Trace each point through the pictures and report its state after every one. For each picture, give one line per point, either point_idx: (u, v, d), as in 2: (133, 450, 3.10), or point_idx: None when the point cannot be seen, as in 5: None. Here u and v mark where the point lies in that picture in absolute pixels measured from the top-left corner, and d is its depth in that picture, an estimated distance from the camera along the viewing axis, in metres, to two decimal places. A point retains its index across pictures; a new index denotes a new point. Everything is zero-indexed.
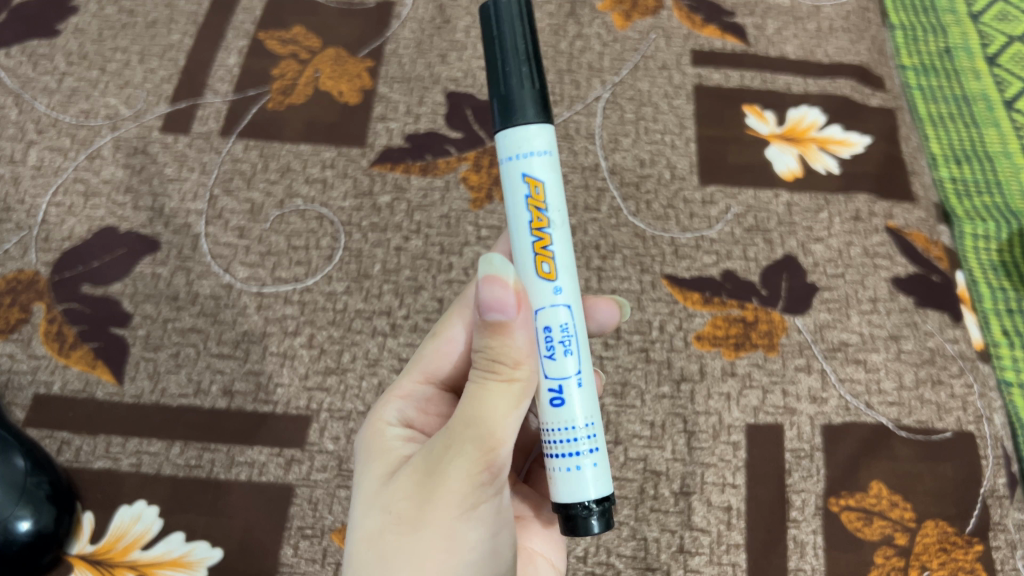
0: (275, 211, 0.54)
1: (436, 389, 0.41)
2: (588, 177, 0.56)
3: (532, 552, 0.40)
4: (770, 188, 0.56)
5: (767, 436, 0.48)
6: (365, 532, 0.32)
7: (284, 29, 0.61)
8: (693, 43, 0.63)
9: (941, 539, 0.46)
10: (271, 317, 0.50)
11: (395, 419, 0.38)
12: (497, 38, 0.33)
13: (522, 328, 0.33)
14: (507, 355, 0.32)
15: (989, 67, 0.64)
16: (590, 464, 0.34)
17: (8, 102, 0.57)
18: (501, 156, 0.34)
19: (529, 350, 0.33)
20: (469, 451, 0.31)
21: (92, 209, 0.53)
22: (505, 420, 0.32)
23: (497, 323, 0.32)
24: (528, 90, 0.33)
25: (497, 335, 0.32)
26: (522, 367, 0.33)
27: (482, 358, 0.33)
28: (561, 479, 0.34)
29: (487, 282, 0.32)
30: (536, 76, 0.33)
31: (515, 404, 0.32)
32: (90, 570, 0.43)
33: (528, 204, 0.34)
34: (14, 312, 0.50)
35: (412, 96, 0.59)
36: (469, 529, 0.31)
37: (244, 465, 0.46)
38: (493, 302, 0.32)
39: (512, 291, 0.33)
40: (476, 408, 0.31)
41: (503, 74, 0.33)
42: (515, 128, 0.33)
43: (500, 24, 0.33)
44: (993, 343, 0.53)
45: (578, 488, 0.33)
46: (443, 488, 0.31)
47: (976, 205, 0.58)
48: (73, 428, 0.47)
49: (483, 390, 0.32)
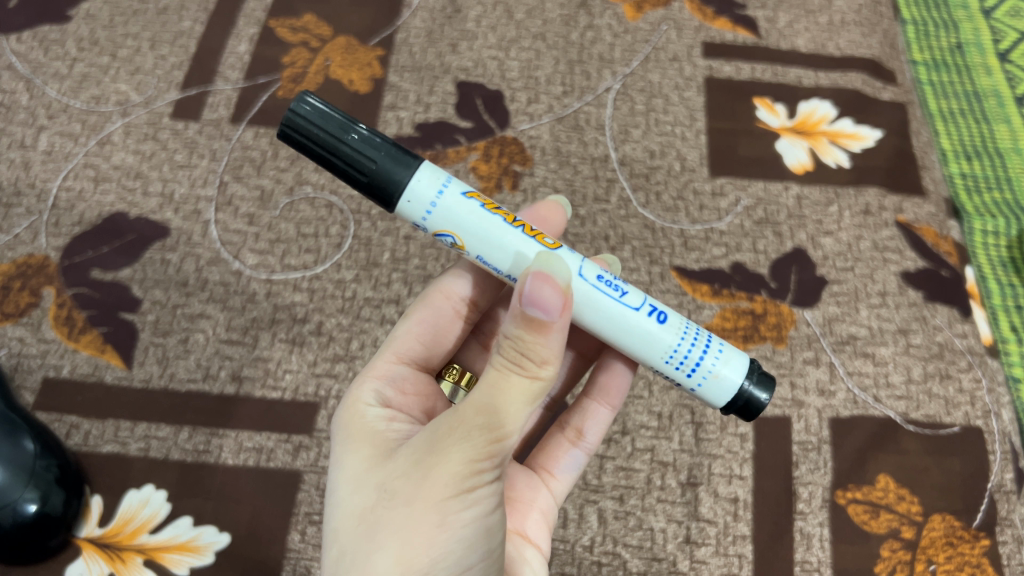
0: (285, 198, 0.54)
1: (410, 369, 0.41)
2: (598, 168, 0.56)
3: (513, 532, 0.40)
4: (781, 180, 0.56)
5: (775, 429, 0.48)
6: (356, 506, 0.32)
7: (295, 17, 0.61)
8: (704, 35, 0.63)
9: (948, 534, 0.46)
10: (281, 305, 0.50)
11: (374, 398, 0.38)
12: (317, 146, 0.33)
13: (561, 329, 0.32)
14: (535, 352, 0.31)
15: (1000, 63, 0.64)
16: (720, 349, 0.36)
17: (20, 87, 0.57)
18: (422, 214, 0.34)
19: (558, 351, 0.32)
20: (474, 438, 0.30)
21: (102, 194, 0.54)
22: (518, 411, 0.31)
23: (536, 320, 0.31)
24: (382, 157, 0.33)
25: (532, 331, 0.31)
26: (548, 366, 0.32)
27: (510, 349, 0.31)
28: (710, 390, 0.35)
29: (537, 280, 0.31)
30: (376, 142, 0.33)
31: (530, 400, 0.31)
32: (98, 554, 0.43)
33: (488, 210, 0.35)
34: (24, 295, 0.50)
35: (422, 85, 0.59)
36: (464, 511, 0.31)
37: (252, 451, 0.46)
38: (537, 299, 0.31)
39: (560, 295, 0.31)
40: (489, 397, 0.31)
41: (353, 168, 0.33)
42: (405, 191, 0.34)
43: (307, 126, 0.33)
44: (1002, 339, 0.52)
45: (729, 371, 0.35)
46: (442, 469, 0.30)
47: (986, 202, 0.58)
48: (83, 412, 0.47)
49: (505, 381, 0.31)
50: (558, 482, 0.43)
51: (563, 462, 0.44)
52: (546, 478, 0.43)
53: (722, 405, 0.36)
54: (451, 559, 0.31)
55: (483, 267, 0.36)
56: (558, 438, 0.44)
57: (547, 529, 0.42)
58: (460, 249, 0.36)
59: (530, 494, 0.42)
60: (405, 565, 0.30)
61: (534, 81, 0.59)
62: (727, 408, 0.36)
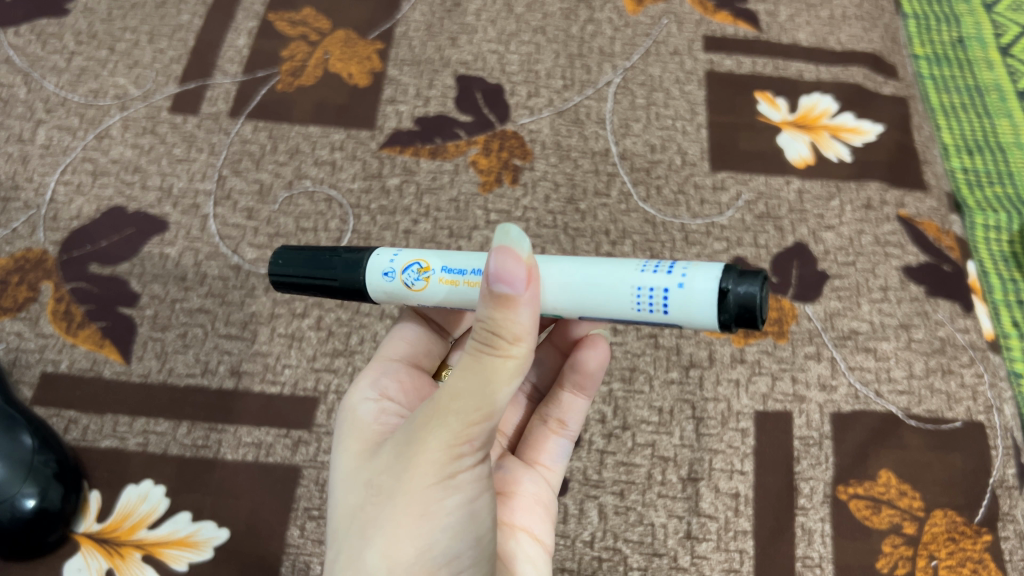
0: (284, 192, 0.54)
1: (402, 363, 0.41)
2: (598, 162, 0.56)
3: (514, 527, 0.40)
4: (781, 174, 0.56)
5: (776, 423, 0.48)
6: (348, 503, 0.32)
7: (294, 11, 0.61)
8: (705, 29, 0.62)
9: (950, 529, 0.46)
10: (280, 299, 0.50)
11: (371, 390, 0.38)
12: (294, 286, 0.37)
13: (529, 301, 0.30)
14: (507, 329, 0.29)
15: (1002, 57, 0.63)
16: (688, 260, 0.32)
17: (17, 81, 0.57)
18: (384, 270, 0.35)
19: (532, 326, 0.30)
20: (449, 425, 0.30)
21: (100, 188, 0.53)
22: (496, 391, 0.30)
23: (502, 296, 0.29)
24: (342, 273, 0.36)
25: (500, 308, 0.29)
26: (521, 343, 0.30)
27: (481, 330, 0.30)
28: (694, 283, 0.31)
29: (500, 253, 0.29)
30: (337, 262, 0.36)
31: (509, 379, 0.30)
32: (96, 549, 0.43)
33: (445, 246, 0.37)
34: (22, 289, 0.50)
35: (421, 79, 0.59)
36: (446, 498, 0.30)
37: (251, 446, 0.46)
38: (502, 273, 0.29)
39: (524, 266, 0.29)
40: (463, 382, 0.30)
41: (327, 292, 0.36)
42: (369, 283, 0.36)
43: (276, 278, 0.36)
44: (1004, 334, 0.52)
45: (703, 270, 0.31)
46: (422, 459, 0.30)
47: (987, 196, 0.57)
48: (80, 407, 0.47)
49: (476, 363, 0.30)
50: (552, 472, 0.44)
51: (555, 452, 0.44)
52: (540, 470, 0.44)
53: (715, 308, 0.30)
54: (437, 550, 0.30)
55: (450, 279, 0.34)
56: (542, 431, 0.45)
57: (552, 523, 0.42)
58: (426, 274, 0.35)
59: (528, 488, 0.42)
60: (391, 560, 0.30)
61: (534, 75, 0.59)
62: (723, 310, 0.30)
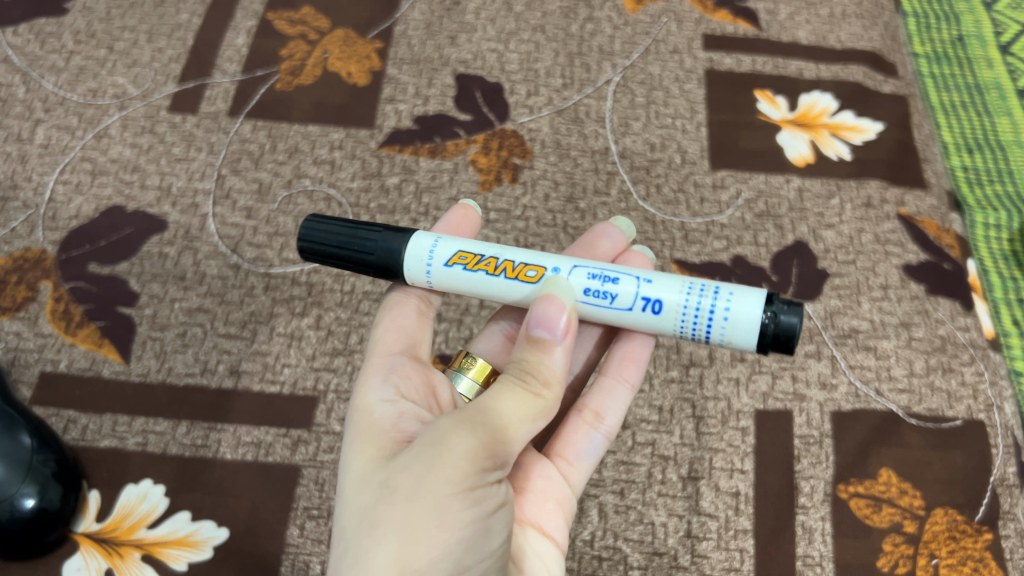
0: (283, 191, 0.53)
1: (405, 357, 0.40)
2: (598, 161, 0.56)
3: (523, 523, 0.39)
4: (781, 173, 0.56)
5: (776, 422, 0.48)
6: (360, 504, 0.32)
7: (293, 10, 0.61)
8: (705, 27, 0.62)
9: (951, 528, 0.45)
10: (278, 298, 0.50)
11: (385, 390, 0.37)
12: None
13: (563, 349, 0.36)
14: (540, 372, 0.35)
15: (1001, 55, 0.63)
16: (725, 307, 0.36)
17: (15, 81, 0.57)
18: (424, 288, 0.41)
19: (560, 375, 0.36)
20: (477, 437, 0.31)
21: (99, 188, 0.53)
22: (520, 420, 0.33)
23: (540, 339, 0.35)
24: None
25: (536, 351, 0.35)
26: (551, 388, 0.35)
27: (516, 368, 0.35)
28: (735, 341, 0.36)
29: (545, 303, 0.35)
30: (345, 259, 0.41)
31: (534, 415, 0.34)
32: (96, 549, 0.43)
33: (471, 266, 0.39)
34: (21, 289, 0.49)
35: (421, 78, 0.58)
36: (463, 510, 0.31)
37: (251, 445, 0.46)
38: (543, 319, 0.35)
39: (565, 315, 0.35)
40: (494, 405, 0.33)
41: None
42: None
43: None
44: (1005, 333, 0.52)
45: (740, 333, 0.35)
46: (446, 465, 0.31)
47: (987, 194, 0.57)
48: (79, 406, 0.47)
49: (510, 391, 0.34)
50: (574, 469, 0.43)
51: (583, 447, 0.43)
52: (560, 464, 0.42)
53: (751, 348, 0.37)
54: (449, 559, 0.30)
55: None
56: (576, 422, 0.44)
57: (563, 521, 0.41)
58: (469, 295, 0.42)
59: (539, 484, 0.41)
60: (404, 563, 0.29)
61: (534, 73, 0.59)
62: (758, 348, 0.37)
